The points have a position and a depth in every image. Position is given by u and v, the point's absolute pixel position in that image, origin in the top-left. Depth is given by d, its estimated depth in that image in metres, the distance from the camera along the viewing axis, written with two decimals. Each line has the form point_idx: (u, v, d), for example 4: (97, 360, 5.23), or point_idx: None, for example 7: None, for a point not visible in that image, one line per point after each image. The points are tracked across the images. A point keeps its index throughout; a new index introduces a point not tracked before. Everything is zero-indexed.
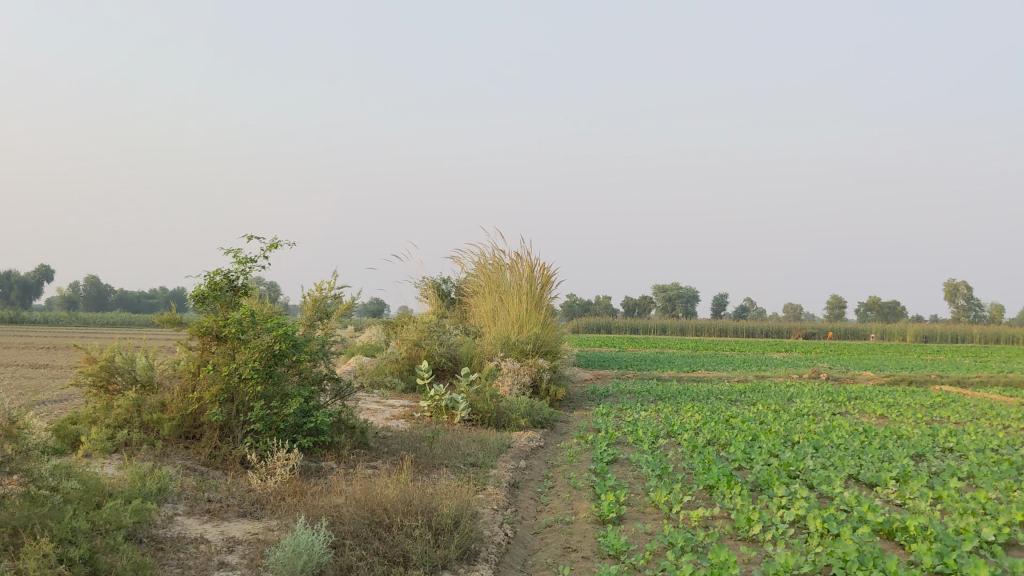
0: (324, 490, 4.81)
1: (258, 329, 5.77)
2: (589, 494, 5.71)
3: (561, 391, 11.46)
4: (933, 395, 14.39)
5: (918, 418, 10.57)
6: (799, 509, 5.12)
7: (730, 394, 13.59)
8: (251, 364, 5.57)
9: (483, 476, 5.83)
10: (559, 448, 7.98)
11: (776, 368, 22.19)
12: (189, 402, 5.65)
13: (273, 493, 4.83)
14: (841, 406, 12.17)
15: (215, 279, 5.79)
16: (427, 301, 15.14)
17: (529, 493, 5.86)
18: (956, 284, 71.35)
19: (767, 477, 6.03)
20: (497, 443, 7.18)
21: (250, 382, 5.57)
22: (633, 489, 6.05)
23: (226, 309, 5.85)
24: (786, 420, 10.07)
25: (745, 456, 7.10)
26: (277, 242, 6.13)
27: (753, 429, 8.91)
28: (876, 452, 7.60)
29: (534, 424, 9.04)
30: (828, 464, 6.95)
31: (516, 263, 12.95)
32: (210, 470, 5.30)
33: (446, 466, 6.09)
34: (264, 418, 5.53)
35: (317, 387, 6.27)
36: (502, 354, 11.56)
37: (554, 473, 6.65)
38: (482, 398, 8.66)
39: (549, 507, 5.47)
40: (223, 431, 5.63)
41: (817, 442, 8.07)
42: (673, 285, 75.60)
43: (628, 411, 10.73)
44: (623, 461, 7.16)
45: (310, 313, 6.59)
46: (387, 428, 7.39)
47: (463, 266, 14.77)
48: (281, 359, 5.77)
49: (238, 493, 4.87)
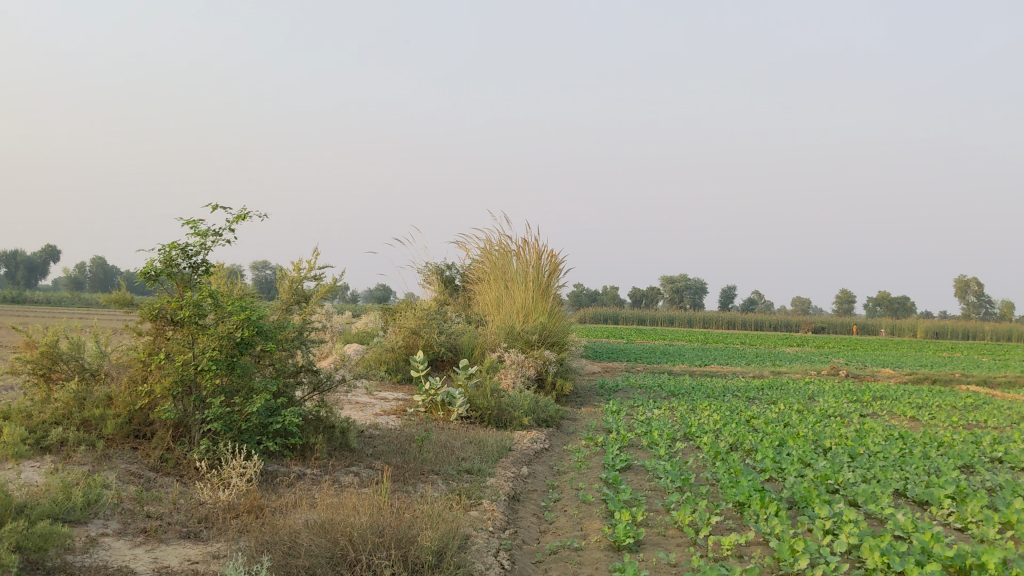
0: (288, 507, 4.04)
1: (222, 313, 4.98)
2: (601, 511, 4.92)
3: (568, 385, 10.67)
4: (963, 395, 13.54)
5: (955, 422, 9.73)
6: (850, 536, 4.34)
7: (747, 391, 12.79)
8: (210, 353, 4.79)
9: (478, 488, 5.04)
10: (566, 451, 7.18)
11: (792, 363, 21.39)
12: (138, 396, 4.87)
13: (226, 509, 4.06)
14: (869, 407, 11.31)
15: (169, 253, 4.96)
16: (428, 288, 14.33)
17: (532, 509, 5.07)
18: (968, 281, 70.28)
19: (805, 494, 5.23)
20: (496, 446, 6.38)
21: (209, 374, 4.79)
22: (651, 504, 5.28)
23: (182, 288, 5.04)
24: (814, 422, 9.26)
25: (776, 466, 6.31)
26: (245, 213, 5.33)
27: (780, 433, 8.12)
28: (921, 463, 6.78)
29: (539, 422, 8.25)
30: (869, 476, 6.15)
31: (523, 248, 12.14)
32: (159, 476, 4.52)
33: (436, 474, 5.33)
34: (223, 418, 4.76)
35: (291, 381, 5.49)
36: (505, 345, 10.77)
37: (560, 482, 5.86)
38: (482, 394, 7.88)
39: (554, 527, 4.69)
40: (177, 431, 4.87)
41: (852, 450, 7.26)
42: (682, 278, 74.73)
43: (640, 409, 9.94)
44: (638, 469, 6.37)
45: (287, 296, 5.77)
46: (376, 426, 6.63)
47: (467, 251, 14.01)
48: (247, 348, 4.97)
49: (184, 507, 4.10)
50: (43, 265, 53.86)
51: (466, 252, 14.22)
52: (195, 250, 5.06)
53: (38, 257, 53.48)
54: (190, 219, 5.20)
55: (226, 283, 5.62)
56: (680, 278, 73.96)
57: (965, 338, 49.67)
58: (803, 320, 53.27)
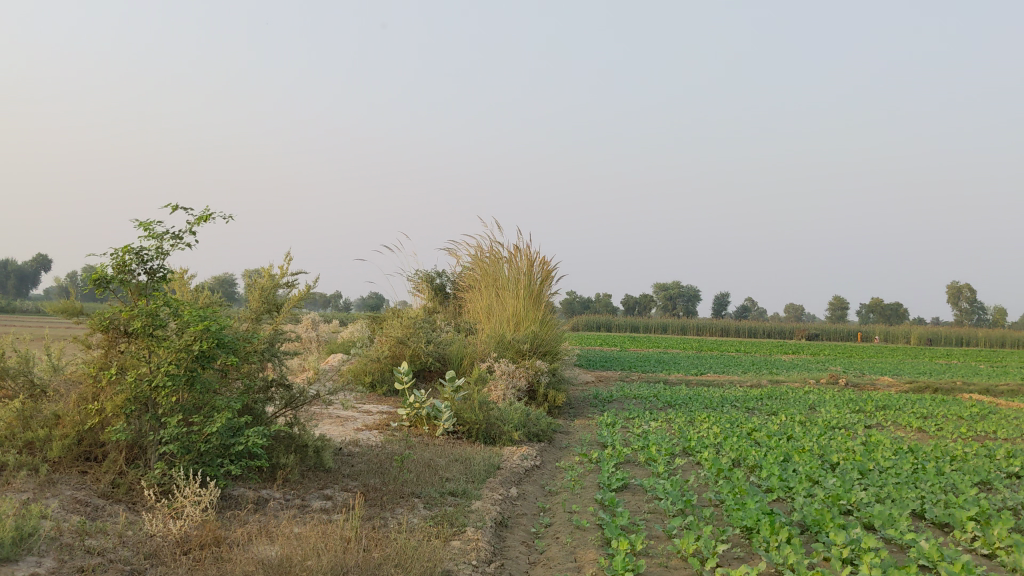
0: (248, 542, 3.62)
1: (180, 324, 4.54)
2: (597, 538, 4.50)
3: (561, 397, 10.28)
4: (967, 404, 13.17)
5: (965, 433, 9.31)
6: (871, 567, 3.93)
7: (746, 401, 12.37)
8: (165, 368, 4.35)
9: (462, 513, 4.62)
10: (559, 468, 6.76)
11: (789, 371, 21.03)
12: (88, 415, 4.43)
13: (179, 542, 3.64)
14: (873, 418, 10.90)
15: (121, 257, 4.53)
16: (418, 296, 13.90)
17: (520, 536, 4.64)
18: (959, 288, 70.34)
19: (818, 517, 4.82)
20: (483, 465, 5.95)
21: (164, 391, 4.36)
22: (651, 529, 4.86)
23: (136, 297, 4.62)
24: (818, 435, 8.86)
25: (783, 485, 5.89)
26: (207, 214, 4.90)
27: (784, 448, 7.71)
28: (935, 479, 6.36)
29: (530, 437, 7.84)
30: (883, 495, 5.74)
31: (514, 255, 11.73)
32: (108, 504, 4.09)
33: (416, 497, 4.91)
34: (181, 438, 4.32)
35: (260, 398, 5.07)
36: (496, 355, 10.36)
37: (552, 504, 5.44)
38: (470, 407, 7.45)
39: (544, 557, 4.27)
40: (131, 453, 4.45)
41: (862, 465, 6.84)
42: (675, 285, 74.38)
43: (636, 422, 9.53)
44: (636, 489, 5.96)
45: (257, 305, 5.32)
46: (355, 443, 6.20)
47: (457, 257, 13.61)
48: (208, 362, 4.53)
49: (131, 542, 3.66)
50: (33, 274, 53.28)
51: (457, 259, 13.81)
52: (151, 255, 4.63)
53: (28, 267, 52.89)
54: (145, 221, 4.77)
55: (190, 291, 5.21)
56: (673, 286, 73.65)
57: (961, 344, 49.34)
58: (798, 326, 52.93)
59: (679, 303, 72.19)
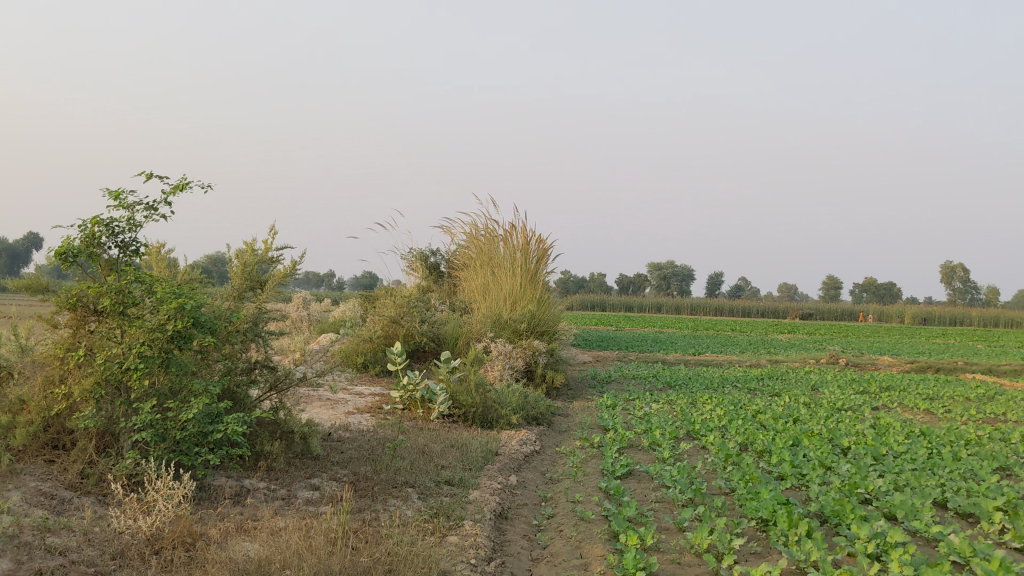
0: (225, 541, 3.30)
1: (153, 302, 4.21)
2: (603, 531, 4.20)
3: (559, 378, 9.96)
4: (973, 385, 12.88)
5: (974, 415, 9.03)
6: (902, 565, 3.63)
7: (747, 382, 12.09)
8: (137, 349, 4.02)
9: (458, 505, 4.31)
10: (559, 454, 6.46)
11: (788, 351, 20.77)
12: (55, 399, 4.10)
13: (151, 541, 3.31)
14: (879, 399, 10.60)
15: (89, 229, 4.20)
16: (412, 275, 13.57)
17: (521, 530, 4.34)
18: (954, 267, 70.24)
19: (837, 508, 4.52)
20: (481, 451, 5.63)
21: (137, 374, 4.02)
22: (660, 521, 4.56)
23: (107, 273, 4.31)
24: (825, 417, 8.58)
25: (796, 472, 5.60)
26: (184, 182, 4.57)
27: (792, 432, 7.41)
28: (954, 465, 6.06)
29: (529, 420, 7.53)
30: (902, 483, 5.44)
31: (510, 233, 11.37)
32: (76, 497, 3.77)
33: (410, 487, 4.60)
34: (155, 426, 4.00)
35: (243, 382, 4.75)
36: (492, 334, 10.05)
37: (554, 493, 5.14)
38: (466, 390, 7.14)
39: (548, 553, 3.97)
40: (103, 440, 4.12)
41: (875, 450, 6.54)
42: (669, 264, 74.16)
43: (637, 403, 9.24)
44: (641, 475, 5.66)
45: (239, 282, 4.98)
46: (347, 428, 5.89)
47: (452, 234, 13.26)
48: (185, 343, 4.20)
49: (97, 540, 3.32)
50: (23, 252, 52.78)
51: (452, 237, 13.46)
52: (122, 227, 4.31)
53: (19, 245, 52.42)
54: (116, 190, 4.44)
55: (168, 267, 4.87)
56: (667, 266, 73.42)
57: (954, 323, 49.27)
58: (793, 306, 52.78)
59: (673, 282, 71.98)
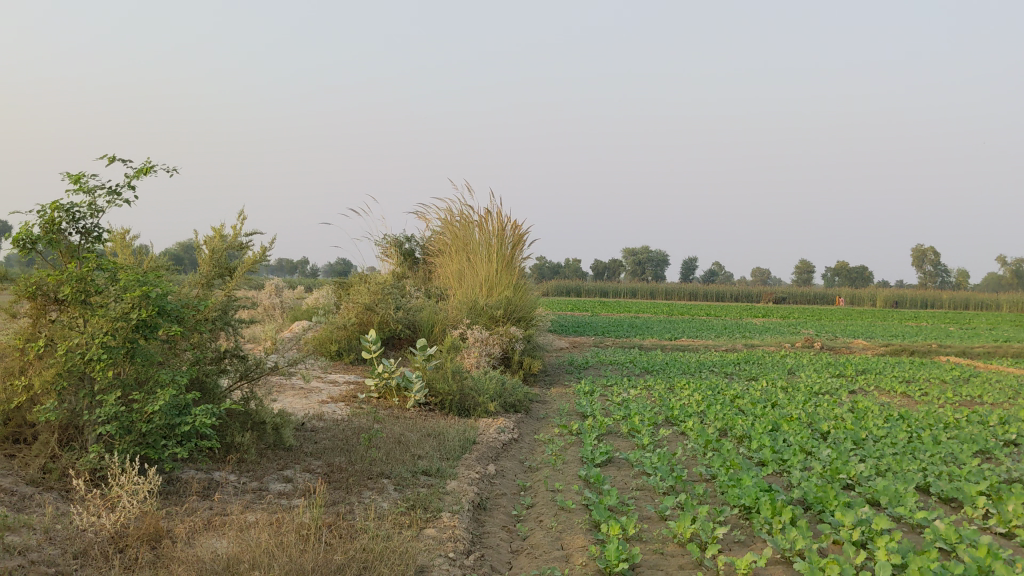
0: (193, 538, 3.17)
1: (116, 290, 4.04)
2: (585, 521, 4.10)
3: (536, 364, 9.88)
4: (947, 368, 12.92)
5: (951, 398, 9.05)
6: (889, 554, 3.56)
7: (723, 367, 12.07)
8: (100, 339, 3.86)
9: (436, 496, 4.20)
10: (537, 442, 6.36)
11: (763, 335, 20.83)
12: (15, 391, 3.93)
13: (116, 540, 3.17)
14: (856, 383, 10.60)
15: (48, 215, 4.03)
16: (386, 261, 13.41)
17: (500, 521, 4.24)
18: (923, 251, 70.96)
19: (820, 495, 4.46)
20: (458, 440, 5.52)
21: (100, 365, 3.86)
22: (642, 510, 4.48)
23: (67, 260, 4.15)
24: (803, 402, 8.55)
25: (776, 458, 5.54)
26: (148, 166, 4.40)
27: (771, 417, 7.36)
28: (933, 449, 6.03)
29: (506, 408, 7.44)
30: (883, 468, 5.40)
31: (486, 219, 11.22)
32: (37, 493, 3.62)
33: (386, 478, 4.49)
34: (120, 418, 3.85)
35: (213, 372, 4.61)
36: (468, 321, 9.94)
37: (533, 482, 5.05)
38: (443, 377, 7.03)
39: (529, 545, 3.87)
40: (66, 433, 3.97)
41: (855, 435, 6.50)
42: (644, 250, 74.33)
43: (615, 389, 9.17)
44: (621, 463, 5.58)
45: (207, 269, 4.82)
46: (320, 418, 5.76)
47: (427, 220, 13.10)
48: (150, 332, 4.05)
49: (59, 537, 3.18)
50: None
51: (426, 222, 13.30)
52: (83, 212, 4.14)
53: None
54: (76, 173, 4.26)
55: (133, 255, 4.71)
56: (642, 251, 73.55)
57: (925, 306, 49.76)
58: (766, 290, 53.08)
59: (647, 267, 72.15)
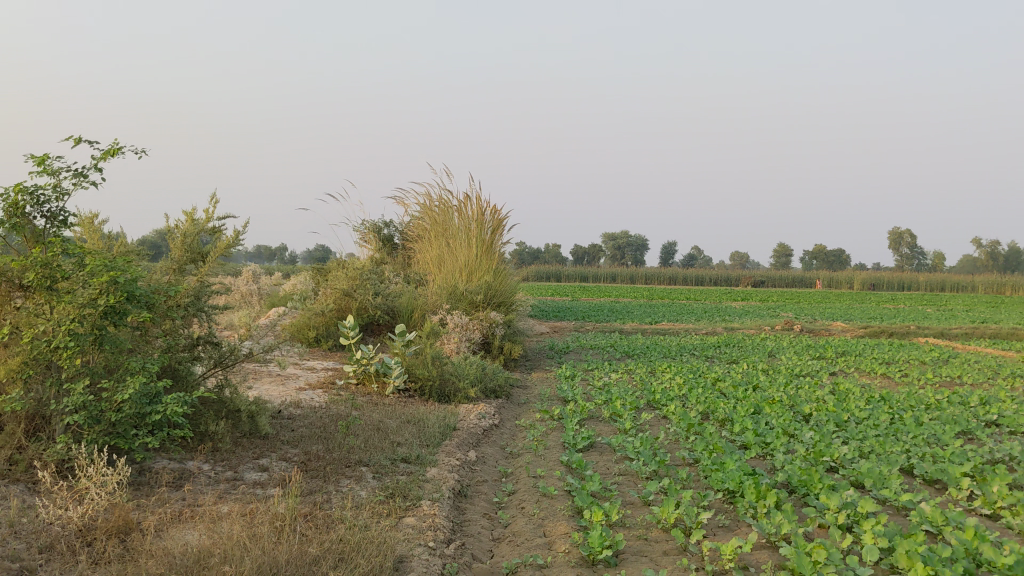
0: (165, 529, 3.08)
1: (84, 275, 3.92)
2: (567, 507, 4.03)
3: (517, 349, 9.80)
4: (926, 349, 12.96)
5: (931, 379, 9.06)
6: (876, 537, 3.51)
7: (704, 350, 12.04)
8: (66, 326, 3.74)
9: (415, 484, 4.12)
10: (519, 427, 6.29)
11: (742, 318, 20.86)
12: None
13: (83, 533, 3.06)
14: (836, 365, 10.60)
15: (12, 198, 3.90)
16: (364, 247, 13.27)
17: (481, 508, 4.16)
18: (900, 234, 71.45)
19: (805, 478, 4.41)
20: (438, 426, 5.44)
21: (67, 353, 3.74)
22: (625, 496, 4.41)
23: (33, 245, 4.02)
24: (784, 384, 8.53)
25: (759, 441, 5.49)
26: (116, 147, 4.26)
27: (753, 399, 7.32)
28: (916, 430, 6.01)
29: (486, 393, 7.36)
30: (866, 450, 5.36)
31: (465, 204, 11.10)
32: (3, 485, 3.50)
33: (364, 465, 4.40)
34: (89, 408, 3.73)
35: (186, 359, 4.50)
36: (448, 306, 9.84)
37: (515, 468, 4.97)
38: (422, 363, 6.94)
39: (510, 533, 3.79)
40: (33, 424, 3.85)
41: (837, 417, 6.47)
42: (623, 234, 74.37)
43: (596, 373, 9.11)
44: (603, 448, 5.52)
45: (179, 254, 4.70)
46: (298, 405, 5.66)
47: (406, 205, 12.97)
48: (120, 318, 3.93)
49: (23, 531, 3.06)
50: None
51: (405, 207, 13.16)
52: (48, 195, 4.01)
53: None
54: (41, 155, 4.12)
55: (102, 239, 4.58)
56: (621, 235, 73.60)
57: (902, 288, 50.11)
58: (745, 273, 53.26)
59: (627, 252, 72.22)
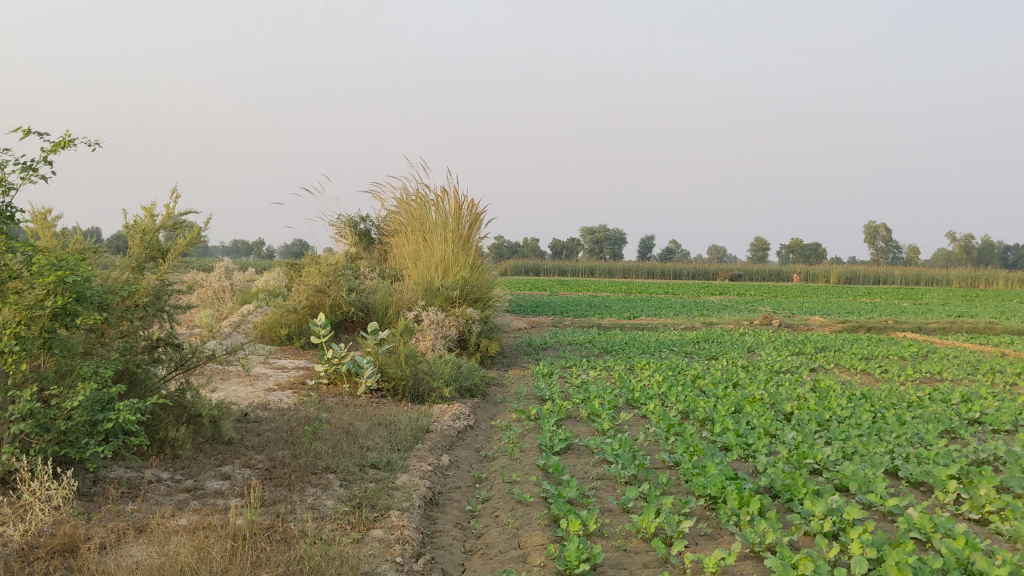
0: (115, 546, 2.89)
1: (32, 274, 3.69)
2: (543, 516, 3.87)
3: (493, 346, 9.63)
4: (905, 344, 12.91)
5: (911, 375, 8.97)
6: (864, 547, 3.37)
7: (683, 346, 11.93)
8: (12, 329, 3.53)
9: (384, 492, 3.94)
10: (494, 428, 6.12)
11: (721, 313, 20.79)
12: None
13: (25, 552, 2.86)
14: (816, 361, 10.50)
15: None
16: (340, 241, 13.05)
17: (453, 517, 3.99)
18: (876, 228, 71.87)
19: (788, 483, 4.27)
20: (411, 429, 5.26)
21: (12, 357, 3.53)
22: (603, 502, 4.25)
23: None
24: (764, 381, 8.41)
25: (741, 442, 5.35)
26: (67, 140, 4.05)
27: (733, 398, 7.18)
28: (899, 429, 5.89)
29: (462, 392, 7.18)
30: (849, 451, 5.24)
31: (441, 198, 10.90)
32: None
33: (331, 472, 4.22)
34: (37, 415, 3.52)
35: (144, 361, 4.29)
36: (423, 303, 9.66)
37: (490, 474, 4.80)
38: (395, 362, 6.74)
39: (483, 544, 3.62)
40: None
41: (819, 416, 6.34)
42: (602, 228, 74.35)
43: (574, 371, 8.96)
44: (581, 450, 5.35)
45: (138, 251, 4.47)
46: (264, 407, 5.45)
47: (382, 199, 12.75)
48: (70, 320, 3.72)
49: None
50: None
51: (381, 201, 12.94)
52: None
53: None
54: None
55: (57, 237, 4.36)
56: (600, 229, 73.59)
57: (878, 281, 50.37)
58: (723, 267, 53.37)
59: (606, 246, 72.19)
